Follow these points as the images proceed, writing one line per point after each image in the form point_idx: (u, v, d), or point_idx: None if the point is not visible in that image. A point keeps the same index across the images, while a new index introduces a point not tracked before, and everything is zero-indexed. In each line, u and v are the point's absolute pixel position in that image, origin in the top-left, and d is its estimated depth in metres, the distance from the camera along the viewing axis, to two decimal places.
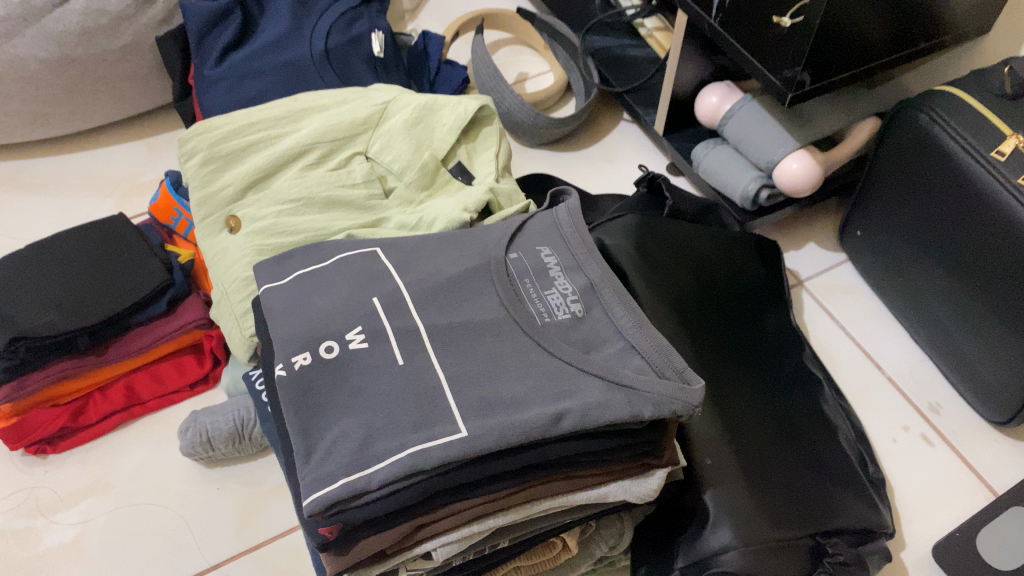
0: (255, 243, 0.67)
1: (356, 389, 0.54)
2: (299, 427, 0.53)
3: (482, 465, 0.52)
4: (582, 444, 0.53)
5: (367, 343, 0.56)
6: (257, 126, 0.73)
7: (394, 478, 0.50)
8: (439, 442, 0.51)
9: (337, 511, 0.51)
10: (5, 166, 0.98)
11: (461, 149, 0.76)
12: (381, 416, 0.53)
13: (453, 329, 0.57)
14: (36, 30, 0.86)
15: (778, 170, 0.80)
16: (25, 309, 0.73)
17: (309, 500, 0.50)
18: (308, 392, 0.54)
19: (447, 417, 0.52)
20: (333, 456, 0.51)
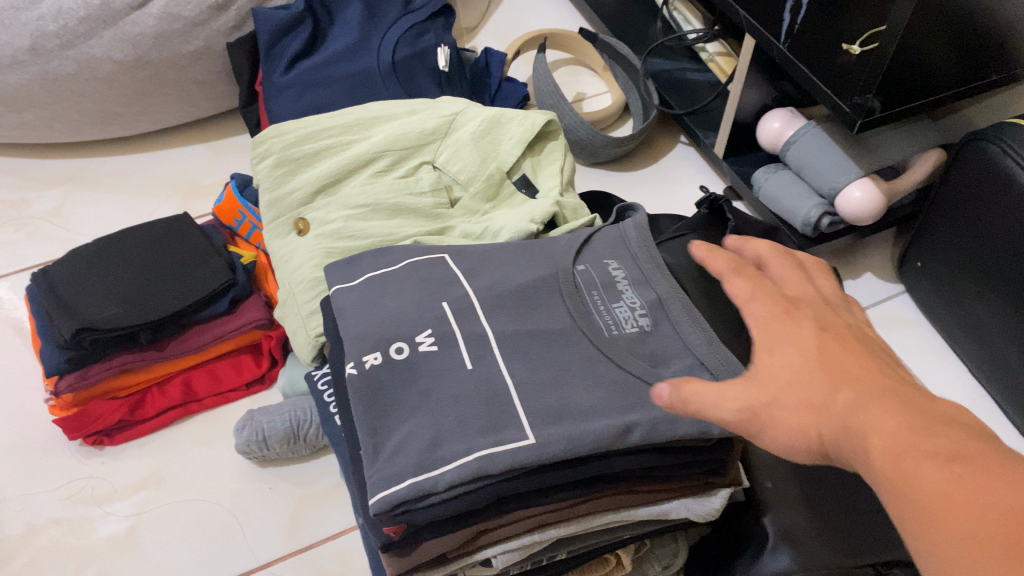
0: (323, 245, 0.68)
1: (424, 390, 0.54)
2: (367, 424, 0.54)
3: (549, 474, 0.52)
4: (649, 458, 0.53)
5: (437, 346, 0.56)
6: (329, 131, 0.74)
7: (461, 481, 0.50)
8: (507, 447, 0.51)
9: (403, 511, 0.51)
10: (71, 163, 1.00)
11: (527, 162, 0.77)
12: (450, 418, 0.53)
13: (521, 336, 0.57)
14: (113, 33, 0.88)
15: (841, 197, 0.80)
16: (91, 302, 0.74)
17: (376, 498, 0.50)
18: (378, 391, 0.55)
19: (515, 423, 0.52)
20: (401, 455, 0.52)
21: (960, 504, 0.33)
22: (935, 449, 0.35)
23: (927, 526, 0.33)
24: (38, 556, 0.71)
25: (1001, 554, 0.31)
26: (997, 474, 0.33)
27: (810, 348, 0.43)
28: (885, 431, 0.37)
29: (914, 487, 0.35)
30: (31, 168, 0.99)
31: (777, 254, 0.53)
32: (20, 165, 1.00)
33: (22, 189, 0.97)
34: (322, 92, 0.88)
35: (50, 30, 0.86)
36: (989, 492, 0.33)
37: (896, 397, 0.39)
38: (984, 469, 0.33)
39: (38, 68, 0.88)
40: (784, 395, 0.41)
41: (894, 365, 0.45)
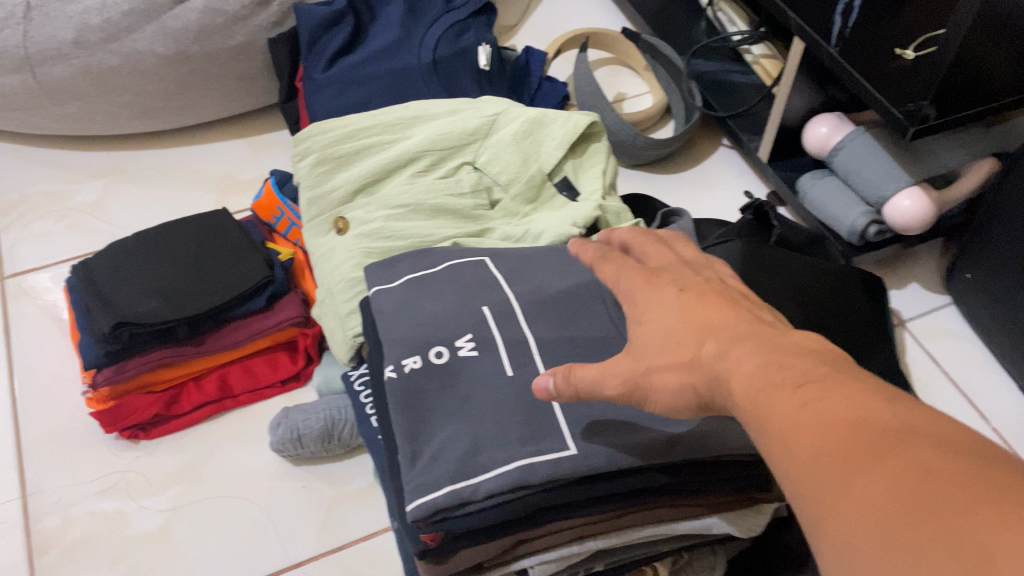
0: (362, 245, 0.68)
1: (465, 397, 0.54)
2: (406, 430, 0.53)
3: (590, 486, 0.51)
4: (693, 472, 0.52)
5: (477, 352, 0.55)
6: (371, 130, 0.74)
7: (500, 490, 0.50)
8: (547, 457, 0.50)
9: (441, 519, 0.51)
10: (111, 155, 1.01)
11: (568, 164, 0.75)
12: (489, 425, 0.52)
13: (563, 343, 0.56)
14: (156, 27, 0.88)
15: (889, 205, 0.78)
16: (130, 296, 0.74)
17: (412, 505, 0.50)
18: (419, 396, 0.54)
19: (556, 432, 0.51)
20: (440, 461, 0.51)
21: (807, 427, 0.31)
22: (781, 383, 0.34)
23: (785, 457, 0.32)
24: (73, 548, 0.72)
25: (843, 463, 0.29)
26: (843, 393, 0.31)
27: (675, 314, 0.43)
28: (743, 377, 0.36)
29: (771, 421, 0.33)
30: (71, 160, 1.00)
31: (639, 236, 0.51)
32: (60, 157, 1.00)
33: (62, 181, 0.98)
34: (363, 90, 0.88)
35: (94, 24, 0.87)
36: (830, 412, 0.31)
37: (761, 339, 0.38)
38: (827, 391, 0.32)
39: (81, 60, 0.88)
40: (660, 362, 0.41)
41: (766, 311, 0.43)
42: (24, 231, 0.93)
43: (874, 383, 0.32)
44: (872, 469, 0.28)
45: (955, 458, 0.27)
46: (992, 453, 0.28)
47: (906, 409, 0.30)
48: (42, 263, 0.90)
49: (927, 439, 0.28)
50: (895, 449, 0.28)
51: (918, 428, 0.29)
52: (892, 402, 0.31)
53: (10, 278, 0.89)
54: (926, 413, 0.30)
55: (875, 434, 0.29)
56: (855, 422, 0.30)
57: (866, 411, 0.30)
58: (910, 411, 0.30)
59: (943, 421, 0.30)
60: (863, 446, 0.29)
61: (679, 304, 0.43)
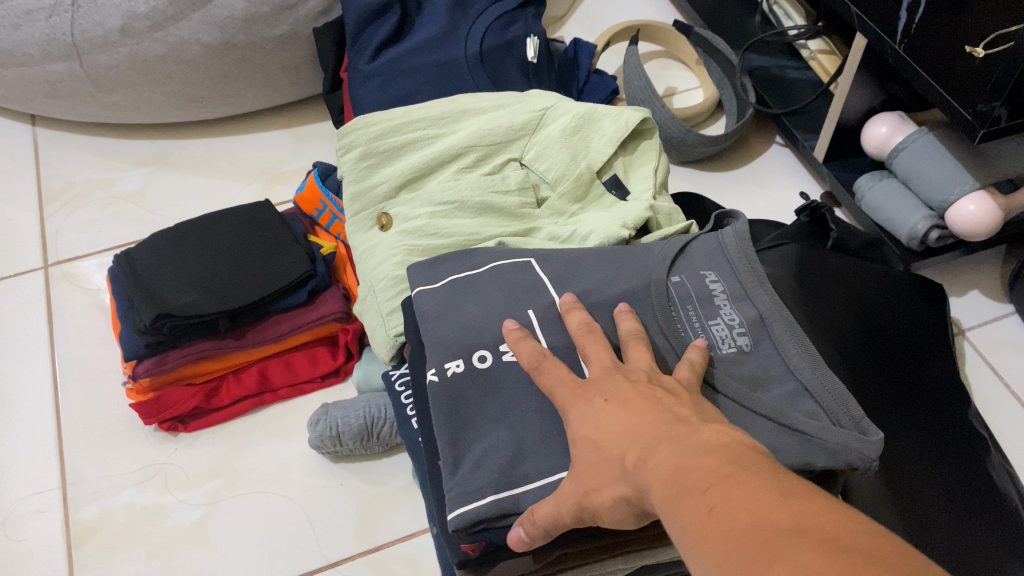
0: (405, 242, 0.66)
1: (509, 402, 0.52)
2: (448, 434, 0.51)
3: None
4: None
5: (522, 357, 0.54)
6: (415, 124, 0.72)
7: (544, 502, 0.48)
8: None
9: (481, 529, 0.49)
10: (156, 144, 1.01)
11: (618, 162, 0.73)
12: (534, 434, 0.50)
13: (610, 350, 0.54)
14: (202, 16, 0.87)
15: (953, 211, 0.74)
16: (171, 288, 0.74)
17: (453, 515, 0.48)
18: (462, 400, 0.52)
19: None
20: (482, 470, 0.49)
21: (716, 531, 0.33)
22: (693, 490, 0.35)
23: (700, 563, 0.33)
24: (111, 540, 0.71)
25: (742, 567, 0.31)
26: (747, 499, 0.33)
27: (603, 418, 0.43)
28: (659, 484, 0.37)
29: (681, 524, 0.35)
30: (117, 148, 1.00)
31: (583, 331, 0.51)
32: (105, 144, 1.00)
33: (106, 169, 0.98)
34: (409, 82, 0.86)
35: (141, 12, 0.86)
36: (739, 519, 0.32)
37: (677, 439, 0.39)
38: (734, 497, 0.33)
39: (127, 49, 0.88)
40: (591, 478, 0.42)
41: (690, 405, 0.43)
42: (68, 219, 0.93)
43: (777, 483, 0.34)
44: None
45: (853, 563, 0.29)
46: (890, 551, 0.30)
47: (807, 511, 0.32)
48: (85, 252, 0.90)
49: (813, 541, 0.30)
50: (797, 558, 0.30)
51: (818, 532, 0.31)
52: (788, 500, 0.33)
53: (54, 265, 0.89)
54: (824, 510, 0.32)
55: (780, 541, 0.31)
56: (762, 531, 0.31)
57: (770, 519, 0.32)
58: (808, 512, 0.32)
59: (841, 517, 0.32)
60: (762, 549, 0.31)
61: (610, 412, 0.43)
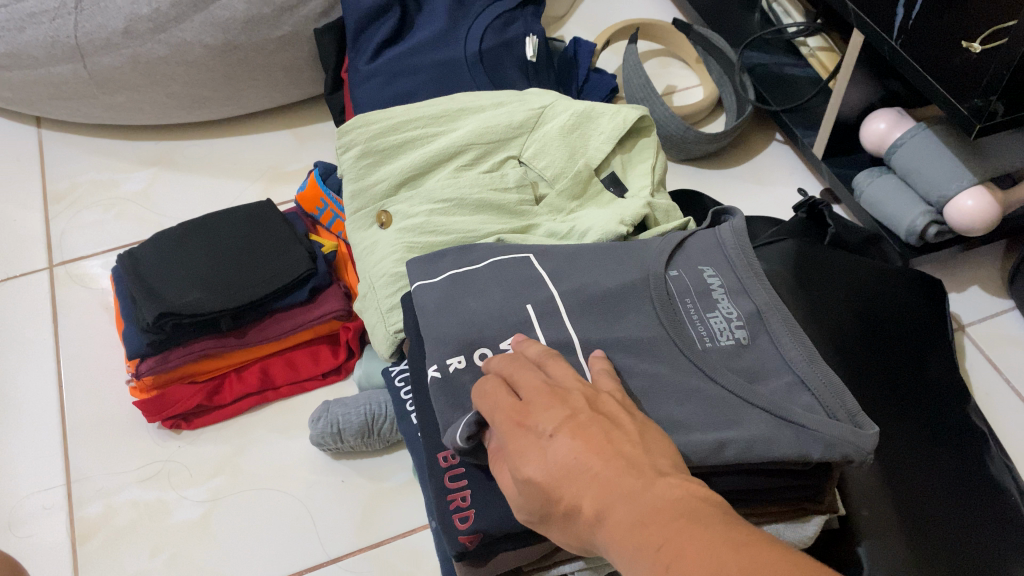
0: (405, 240, 0.67)
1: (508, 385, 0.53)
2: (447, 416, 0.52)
3: None
4: (742, 481, 0.50)
5: None
6: (415, 122, 0.73)
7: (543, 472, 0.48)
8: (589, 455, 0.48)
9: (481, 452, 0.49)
10: (160, 146, 1.01)
11: (616, 159, 0.73)
12: None
13: (608, 344, 0.55)
14: (204, 17, 0.88)
15: (951, 206, 0.75)
16: (173, 287, 0.75)
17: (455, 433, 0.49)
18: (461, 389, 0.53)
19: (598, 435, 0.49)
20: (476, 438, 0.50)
21: None
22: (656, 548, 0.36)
23: None
24: (116, 537, 0.72)
25: None
26: (700, 553, 0.35)
27: (541, 465, 0.41)
28: (620, 540, 0.38)
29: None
30: (121, 149, 1.01)
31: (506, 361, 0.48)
32: (110, 146, 1.01)
33: (110, 170, 0.99)
34: (409, 81, 0.87)
35: (144, 14, 0.87)
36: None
37: (626, 480, 0.39)
38: (696, 561, 0.35)
39: (131, 50, 0.89)
40: (550, 522, 0.42)
41: (632, 435, 0.42)
42: (73, 219, 0.94)
43: (731, 536, 0.35)
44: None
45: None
46: None
47: (766, 568, 0.33)
48: (90, 252, 0.91)
49: None
50: None
51: None
52: (736, 550, 0.34)
53: (59, 266, 0.90)
54: (775, 557, 0.34)
55: None
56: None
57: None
58: (764, 566, 0.33)
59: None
60: None
61: (548, 463, 0.41)
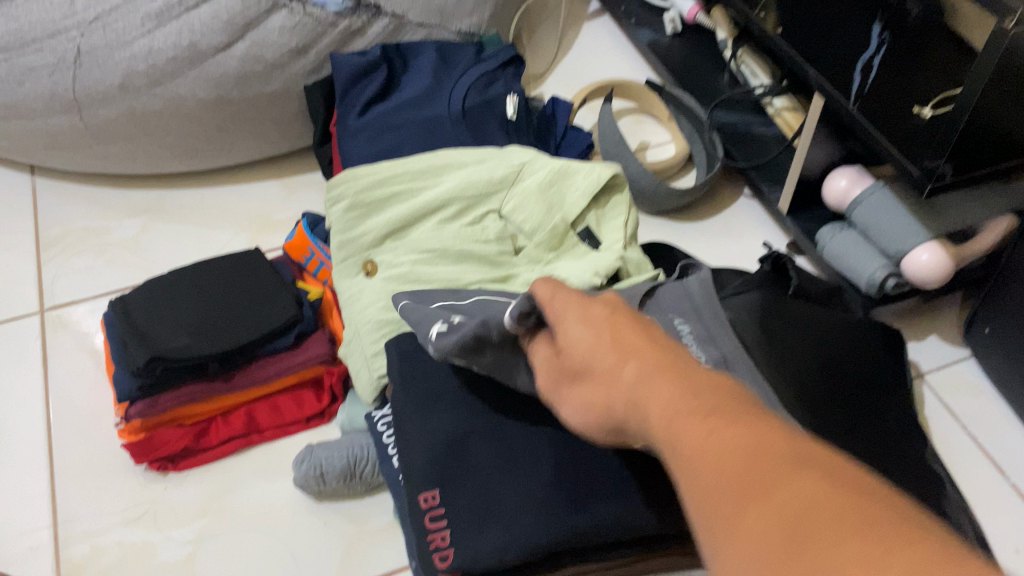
0: (390, 288, 0.70)
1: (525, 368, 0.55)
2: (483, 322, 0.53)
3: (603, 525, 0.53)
4: None
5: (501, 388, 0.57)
6: (401, 177, 0.76)
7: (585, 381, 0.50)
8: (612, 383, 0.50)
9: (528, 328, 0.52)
10: (151, 195, 1.04)
11: (591, 213, 0.77)
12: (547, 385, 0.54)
13: None
14: (198, 73, 0.92)
15: (908, 260, 0.79)
16: (164, 333, 0.77)
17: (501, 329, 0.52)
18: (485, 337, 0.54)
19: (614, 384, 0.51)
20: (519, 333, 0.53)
21: (709, 458, 0.33)
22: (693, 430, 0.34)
23: (697, 489, 0.33)
24: None
25: (738, 502, 0.31)
26: (747, 431, 0.33)
27: (589, 346, 0.44)
28: (653, 400, 0.38)
29: (677, 448, 0.35)
30: (113, 198, 1.04)
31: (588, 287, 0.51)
32: (102, 194, 1.04)
33: (102, 218, 1.01)
34: (395, 136, 0.91)
35: (140, 69, 0.91)
36: (727, 478, 0.32)
37: (679, 380, 0.38)
38: (738, 436, 0.33)
39: (126, 104, 0.93)
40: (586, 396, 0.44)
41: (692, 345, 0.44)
42: (64, 265, 0.97)
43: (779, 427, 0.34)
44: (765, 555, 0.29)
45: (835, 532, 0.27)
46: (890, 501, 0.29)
47: (813, 455, 0.32)
48: (80, 296, 0.94)
49: (809, 473, 0.30)
50: (794, 486, 0.30)
51: (815, 464, 0.31)
52: (785, 436, 0.33)
53: (50, 310, 0.92)
54: (821, 451, 0.32)
55: (780, 471, 0.31)
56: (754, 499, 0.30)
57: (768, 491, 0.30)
58: (811, 455, 0.32)
59: (825, 474, 0.30)
60: (753, 484, 0.31)
61: (586, 348, 0.44)
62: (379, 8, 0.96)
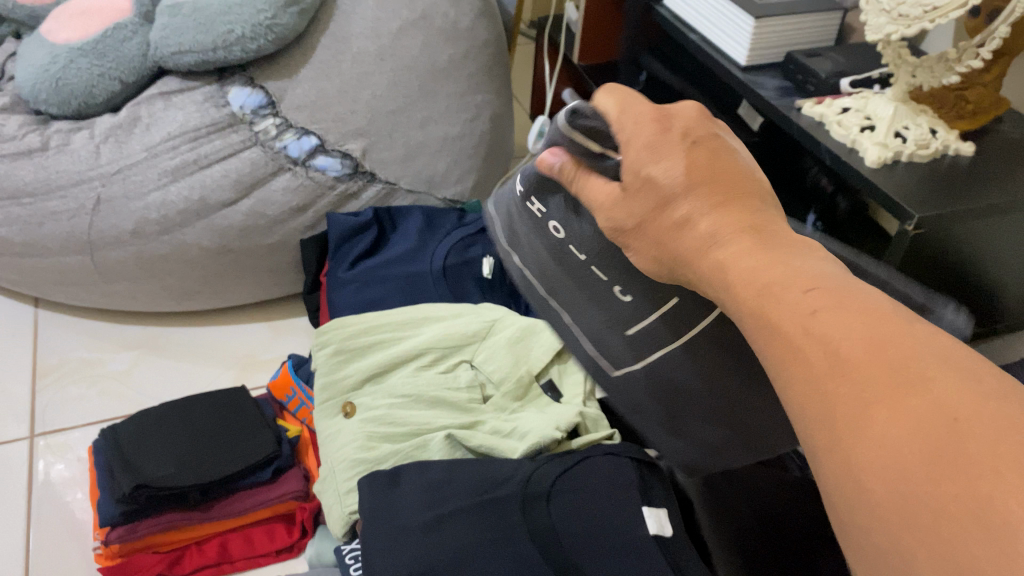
0: (366, 428, 0.77)
1: (563, 235, 0.62)
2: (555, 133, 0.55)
3: None
4: None
5: (477, 512, 0.66)
6: (386, 326, 0.85)
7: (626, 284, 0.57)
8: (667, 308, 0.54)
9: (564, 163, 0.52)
10: (146, 331, 1.12)
11: (554, 367, 0.80)
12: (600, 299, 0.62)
13: (556, 530, 0.65)
14: (205, 224, 1.01)
15: None
16: (150, 462, 0.82)
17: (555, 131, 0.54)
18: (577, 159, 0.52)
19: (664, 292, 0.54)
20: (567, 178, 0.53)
21: (825, 375, 0.33)
22: (788, 325, 0.36)
23: (807, 399, 0.34)
24: None
25: (841, 440, 0.32)
26: (867, 369, 0.32)
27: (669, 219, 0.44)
28: (768, 300, 0.38)
29: (784, 342, 0.36)
30: (111, 332, 1.11)
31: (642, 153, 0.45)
32: (100, 328, 1.11)
33: (99, 351, 1.08)
34: (381, 289, 0.97)
35: (152, 218, 1.00)
36: (832, 404, 0.32)
37: (760, 251, 0.40)
38: (848, 372, 0.32)
39: (135, 248, 1.02)
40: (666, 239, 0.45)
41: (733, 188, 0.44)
42: (57, 393, 1.02)
43: (893, 366, 0.32)
44: (866, 446, 0.31)
45: (910, 401, 0.30)
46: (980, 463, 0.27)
47: (913, 407, 0.30)
48: (70, 424, 0.98)
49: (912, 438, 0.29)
50: (892, 435, 0.30)
51: (935, 425, 0.29)
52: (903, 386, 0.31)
53: (39, 436, 0.97)
54: (932, 403, 0.30)
55: (880, 415, 0.31)
56: (830, 389, 0.33)
57: (858, 407, 0.31)
58: (913, 413, 0.30)
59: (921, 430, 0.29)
60: (846, 430, 0.32)
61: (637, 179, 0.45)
62: (374, 175, 1.06)
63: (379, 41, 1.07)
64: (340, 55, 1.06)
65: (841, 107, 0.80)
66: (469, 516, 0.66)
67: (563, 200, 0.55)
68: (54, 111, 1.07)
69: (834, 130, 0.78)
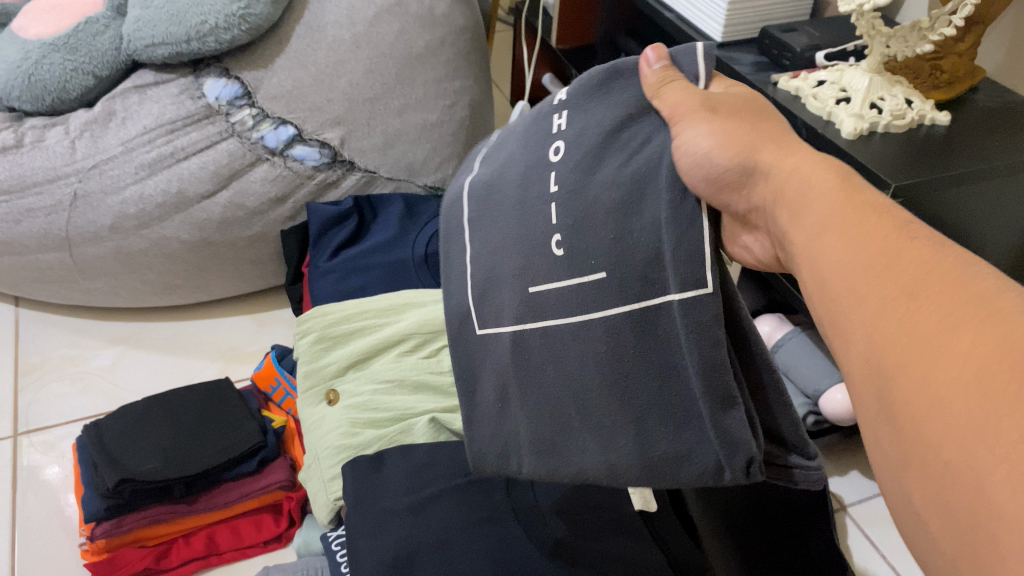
0: (350, 415, 0.76)
1: (556, 188, 0.52)
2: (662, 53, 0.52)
3: None
4: None
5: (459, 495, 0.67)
6: (365, 313, 0.84)
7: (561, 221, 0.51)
8: (586, 281, 0.49)
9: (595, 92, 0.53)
10: (128, 327, 1.11)
11: None
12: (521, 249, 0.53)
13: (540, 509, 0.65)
14: (184, 217, 1.01)
15: (825, 397, 0.92)
16: (134, 456, 0.82)
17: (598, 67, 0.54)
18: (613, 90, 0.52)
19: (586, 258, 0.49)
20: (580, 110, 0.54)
21: (889, 305, 0.34)
22: (856, 269, 0.36)
23: (864, 331, 0.34)
24: None
25: (901, 362, 0.32)
26: (927, 294, 0.32)
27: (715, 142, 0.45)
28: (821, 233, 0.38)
29: (840, 281, 0.36)
30: (92, 329, 1.10)
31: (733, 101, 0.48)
32: (83, 325, 1.11)
33: (81, 347, 1.07)
34: (361, 277, 0.96)
35: (130, 213, 0.99)
36: (897, 337, 0.33)
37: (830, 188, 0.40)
38: (911, 296, 0.33)
39: (113, 243, 1.01)
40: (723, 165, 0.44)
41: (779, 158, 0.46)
42: (40, 392, 1.01)
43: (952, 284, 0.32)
44: (934, 371, 0.30)
45: (979, 322, 0.30)
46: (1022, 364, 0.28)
47: (977, 321, 0.30)
48: (54, 422, 0.98)
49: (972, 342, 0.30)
50: (953, 353, 0.30)
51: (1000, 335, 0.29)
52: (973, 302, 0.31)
53: (23, 434, 0.96)
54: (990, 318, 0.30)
55: (939, 329, 0.31)
56: (899, 322, 0.33)
57: (917, 333, 0.32)
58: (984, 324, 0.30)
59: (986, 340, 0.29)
60: (906, 355, 0.32)
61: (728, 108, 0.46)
62: (353, 164, 1.06)
63: (355, 29, 1.06)
64: (315, 43, 1.05)
65: (816, 80, 0.80)
66: (451, 499, 0.67)
67: (561, 136, 0.54)
68: (27, 107, 1.06)
69: (811, 103, 0.78)
